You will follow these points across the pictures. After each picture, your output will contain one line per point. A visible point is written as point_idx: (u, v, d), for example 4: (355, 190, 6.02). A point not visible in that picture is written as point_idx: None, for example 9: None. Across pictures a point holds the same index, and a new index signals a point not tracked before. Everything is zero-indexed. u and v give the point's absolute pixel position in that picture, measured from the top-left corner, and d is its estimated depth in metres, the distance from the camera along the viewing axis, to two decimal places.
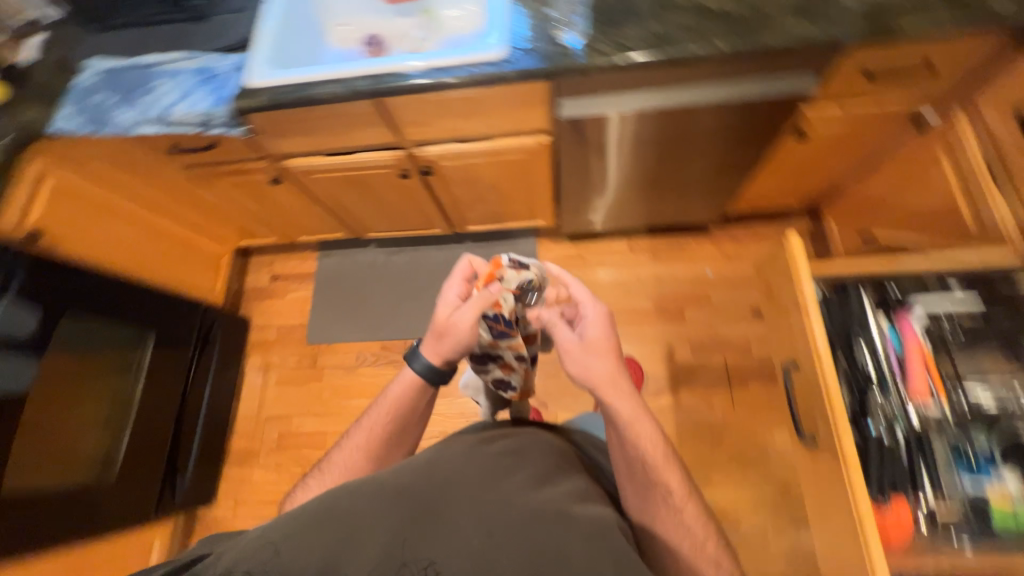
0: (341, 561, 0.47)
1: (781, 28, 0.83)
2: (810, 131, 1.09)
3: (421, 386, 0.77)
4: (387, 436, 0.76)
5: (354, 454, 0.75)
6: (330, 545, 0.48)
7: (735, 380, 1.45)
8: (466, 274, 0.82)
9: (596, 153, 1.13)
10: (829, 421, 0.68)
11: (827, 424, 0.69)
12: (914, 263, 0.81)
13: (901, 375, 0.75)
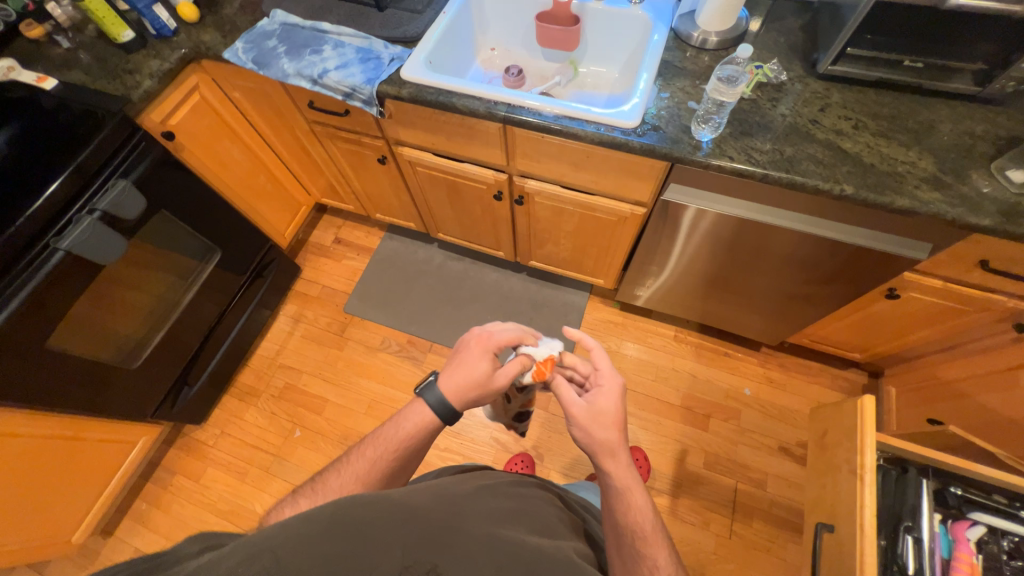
0: (356, 563, 0.45)
1: (913, 192, 0.83)
2: (900, 294, 1.06)
3: (434, 423, 0.70)
4: (389, 468, 0.67)
5: (347, 480, 0.64)
6: (342, 547, 0.45)
7: (740, 510, 1.37)
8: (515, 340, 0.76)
9: (680, 238, 1.15)
10: None
11: None
12: (989, 475, 0.75)
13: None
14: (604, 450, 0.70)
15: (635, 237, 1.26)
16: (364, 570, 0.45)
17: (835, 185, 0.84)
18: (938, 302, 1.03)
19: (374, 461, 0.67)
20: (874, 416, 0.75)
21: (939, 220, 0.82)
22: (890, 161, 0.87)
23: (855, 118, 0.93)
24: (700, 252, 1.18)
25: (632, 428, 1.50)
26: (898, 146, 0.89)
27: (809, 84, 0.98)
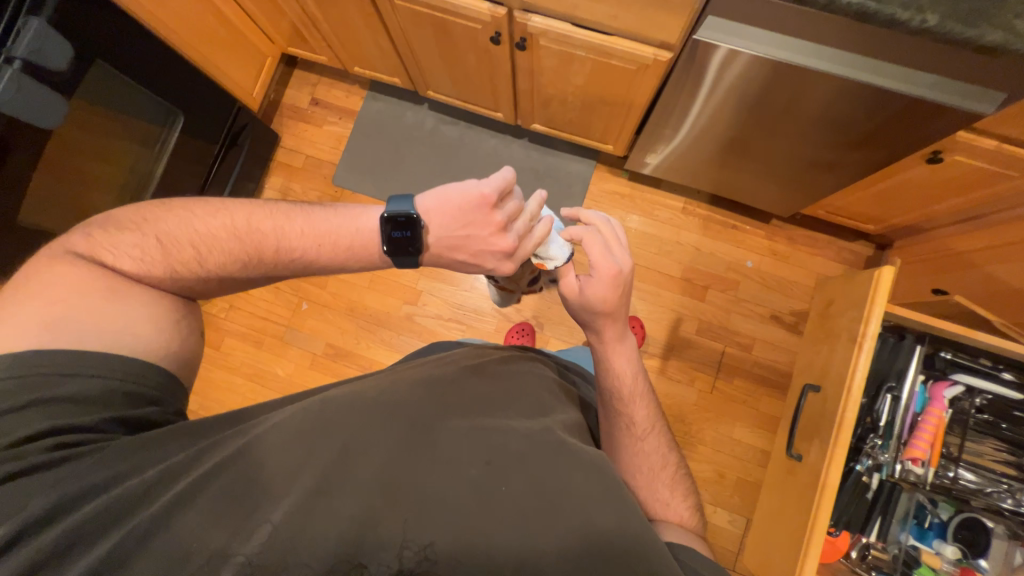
0: (347, 468, 0.51)
1: (1008, 25, 0.67)
2: (944, 158, 0.96)
3: (364, 254, 0.67)
4: (278, 252, 0.64)
5: (227, 245, 0.61)
6: (333, 455, 0.52)
7: (725, 369, 1.48)
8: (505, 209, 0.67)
9: (705, 93, 0.99)
10: (828, 445, 0.79)
11: (825, 447, 0.81)
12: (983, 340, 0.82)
13: (907, 431, 0.88)
14: (602, 323, 0.73)
15: (655, 92, 1.09)
16: (355, 471, 0.51)
17: (915, 16, 0.68)
18: (983, 168, 0.94)
19: (256, 244, 0.62)
20: (887, 288, 0.79)
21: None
22: None
23: None
24: (727, 111, 1.03)
25: (631, 299, 1.53)
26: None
27: None
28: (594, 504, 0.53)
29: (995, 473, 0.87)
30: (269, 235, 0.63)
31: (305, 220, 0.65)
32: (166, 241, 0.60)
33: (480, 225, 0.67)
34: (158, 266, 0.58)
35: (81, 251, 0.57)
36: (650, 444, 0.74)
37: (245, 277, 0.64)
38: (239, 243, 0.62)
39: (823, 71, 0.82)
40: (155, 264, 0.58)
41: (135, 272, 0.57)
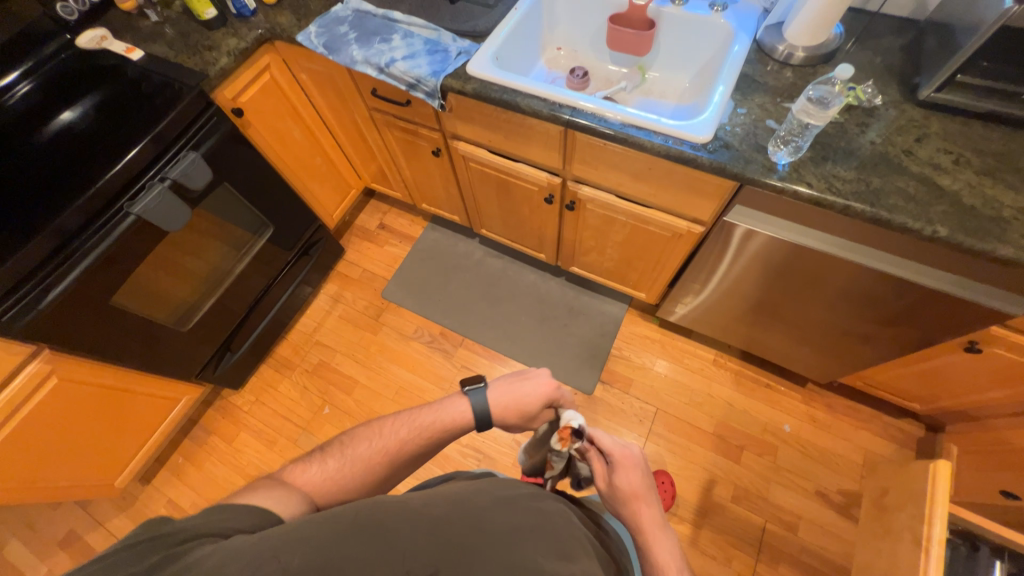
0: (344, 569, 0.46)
1: (1014, 242, 0.74)
2: (982, 349, 0.97)
3: (466, 425, 0.78)
4: (415, 449, 0.74)
5: (376, 452, 0.72)
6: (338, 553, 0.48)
7: (767, 551, 1.30)
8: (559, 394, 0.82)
9: (737, 261, 1.09)
10: None
11: None
12: None
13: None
14: (635, 509, 0.72)
15: (690, 255, 1.20)
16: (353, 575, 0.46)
17: (927, 227, 0.77)
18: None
19: (401, 439, 0.73)
20: (948, 484, 0.74)
21: None
22: (998, 207, 0.78)
23: (957, 153, 0.84)
24: (758, 279, 1.11)
25: (659, 450, 1.45)
26: (1007, 188, 0.80)
27: (905, 111, 0.90)
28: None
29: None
30: (409, 430, 0.74)
31: (433, 412, 0.77)
32: (333, 461, 0.70)
33: (534, 380, 0.81)
34: (338, 480, 0.68)
35: (276, 477, 0.66)
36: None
37: (390, 473, 0.73)
38: (382, 447, 0.72)
39: (853, 259, 0.91)
40: (330, 481, 0.68)
41: (321, 490, 0.66)
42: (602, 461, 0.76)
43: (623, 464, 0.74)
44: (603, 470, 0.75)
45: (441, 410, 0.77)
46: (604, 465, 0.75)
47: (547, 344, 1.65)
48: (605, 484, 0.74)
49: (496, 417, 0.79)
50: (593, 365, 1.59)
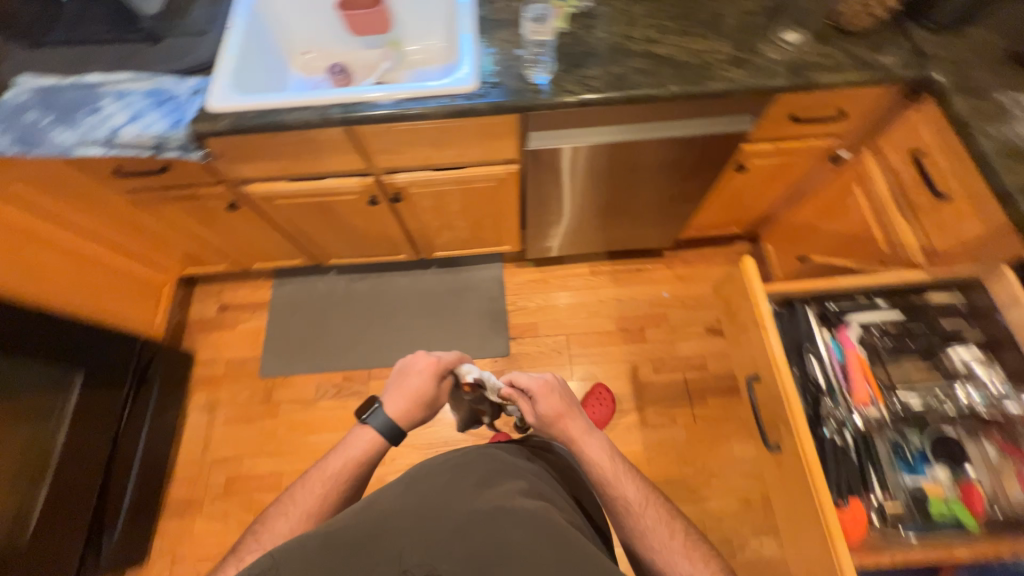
0: None
1: (721, 77, 0.93)
2: (747, 165, 1.21)
3: (380, 446, 0.77)
4: (338, 498, 0.70)
5: (297, 522, 0.67)
6: None
7: (696, 395, 1.53)
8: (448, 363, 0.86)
9: (558, 181, 1.19)
10: (792, 429, 0.75)
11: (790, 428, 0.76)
12: (850, 282, 0.88)
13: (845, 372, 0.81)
14: (563, 428, 0.80)
15: (522, 195, 1.28)
16: None
17: (664, 89, 0.93)
18: (775, 162, 1.20)
19: (319, 497, 0.69)
20: (756, 270, 0.86)
21: (750, 91, 0.94)
22: (702, 54, 0.96)
23: (659, 24, 1.01)
24: (582, 189, 1.23)
25: (585, 367, 1.58)
26: (701, 38, 0.99)
27: (612, 5, 1.04)
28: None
29: (979, 374, 0.77)
30: (323, 483, 0.70)
31: (342, 453, 0.74)
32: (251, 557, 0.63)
33: (415, 366, 0.83)
34: None
35: None
36: (656, 528, 0.74)
37: None
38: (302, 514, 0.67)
39: (633, 138, 1.05)
40: None
41: None
42: (524, 397, 0.84)
43: (541, 395, 0.82)
44: (528, 405, 0.84)
45: (348, 447, 0.76)
46: (530, 403, 0.83)
47: (450, 332, 1.65)
48: (535, 418, 0.83)
49: (406, 424, 0.79)
50: (498, 329, 1.65)
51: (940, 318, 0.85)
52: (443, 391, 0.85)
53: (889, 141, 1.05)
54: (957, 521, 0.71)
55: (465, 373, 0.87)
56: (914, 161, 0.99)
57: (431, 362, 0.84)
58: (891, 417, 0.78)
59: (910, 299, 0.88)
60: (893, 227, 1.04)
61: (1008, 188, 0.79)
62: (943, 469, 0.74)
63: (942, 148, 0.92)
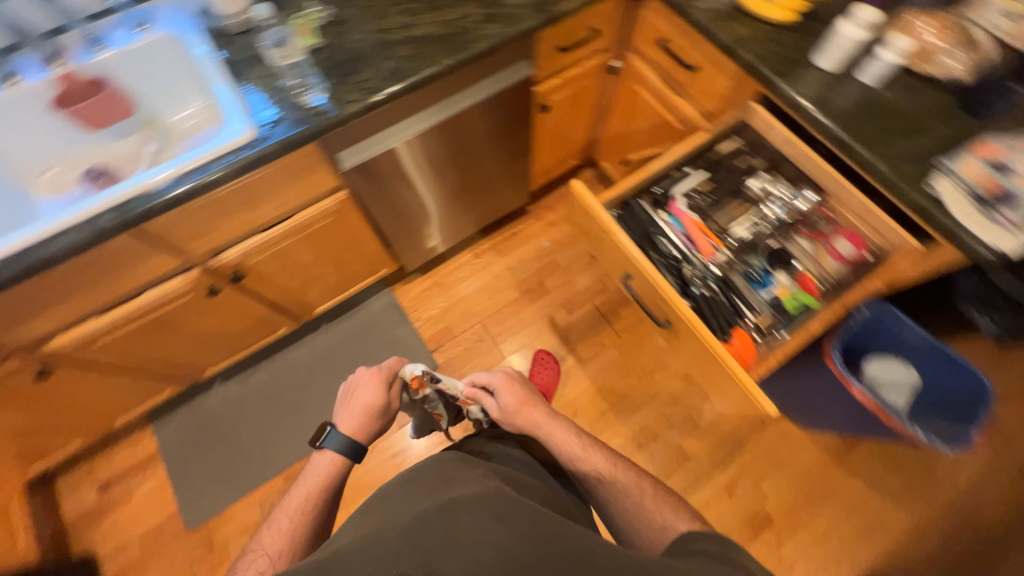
0: None
1: (483, 36, 0.98)
2: (549, 103, 1.31)
3: (342, 464, 0.83)
4: (310, 523, 0.76)
5: (276, 553, 0.72)
6: None
7: (609, 314, 1.67)
8: (392, 369, 0.91)
9: (392, 188, 1.18)
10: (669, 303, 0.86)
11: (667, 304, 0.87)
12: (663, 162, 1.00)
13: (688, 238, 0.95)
14: (526, 416, 0.90)
15: (366, 216, 1.24)
16: None
17: (437, 66, 0.95)
18: (568, 92, 1.31)
19: (293, 525, 0.75)
20: (586, 190, 0.92)
21: (513, 40, 1.01)
22: (454, 22, 1.00)
23: (405, 8, 1.02)
24: (419, 186, 1.23)
25: (510, 341, 1.63)
26: (447, 8, 1.02)
27: (356, 5, 1.03)
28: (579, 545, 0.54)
29: (771, 190, 0.98)
30: (295, 512, 0.77)
31: (307, 482, 0.81)
32: None
33: (363, 382, 0.90)
34: None
35: None
36: (625, 492, 0.80)
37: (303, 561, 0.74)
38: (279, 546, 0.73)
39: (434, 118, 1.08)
40: None
41: None
42: (486, 395, 0.95)
43: (502, 389, 0.93)
44: (491, 402, 0.94)
45: (317, 468, 0.83)
46: (493, 400, 0.94)
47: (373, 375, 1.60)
48: (498, 411, 0.93)
49: (365, 437, 0.86)
50: (416, 349, 1.61)
51: (734, 160, 1.03)
52: (396, 395, 0.91)
53: (641, 40, 1.21)
54: (806, 306, 0.88)
55: (410, 372, 0.91)
56: (664, 49, 1.15)
57: (379, 374, 0.90)
58: (735, 256, 0.93)
59: (708, 156, 1.04)
60: (675, 107, 1.22)
61: (726, 43, 0.97)
62: (781, 272, 0.92)
63: (675, 31, 1.09)
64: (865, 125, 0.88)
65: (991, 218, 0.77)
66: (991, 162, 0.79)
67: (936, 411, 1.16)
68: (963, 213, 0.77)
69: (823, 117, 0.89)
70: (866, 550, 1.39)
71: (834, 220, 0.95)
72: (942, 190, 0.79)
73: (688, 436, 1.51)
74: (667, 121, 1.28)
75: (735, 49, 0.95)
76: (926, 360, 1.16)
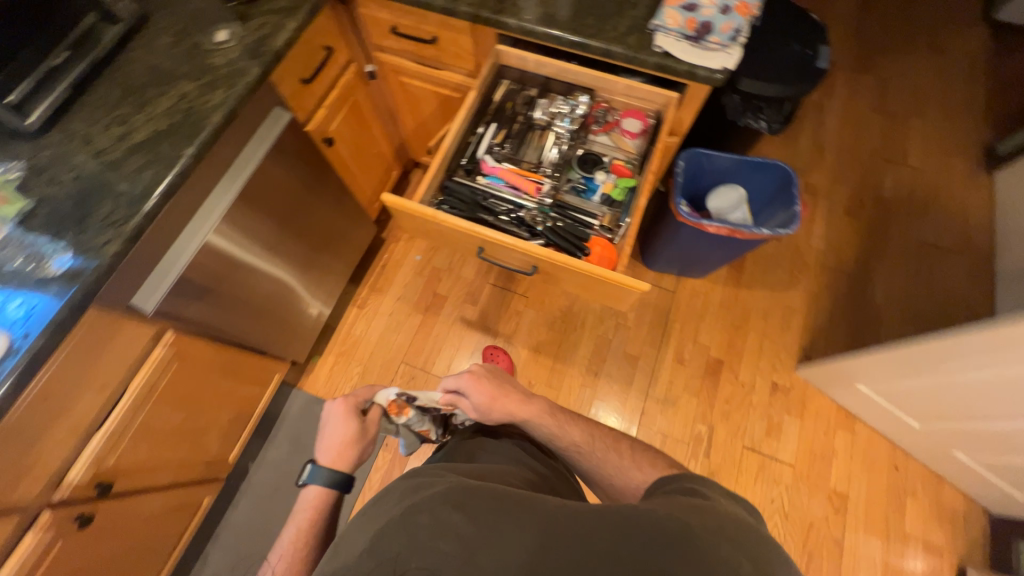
0: None
1: (212, 108, 0.89)
2: (330, 134, 1.25)
3: (327, 496, 0.85)
4: (302, 560, 0.79)
5: None
6: None
7: (509, 283, 1.71)
8: (364, 395, 0.93)
9: (223, 298, 1.05)
10: (526, 252, 0.87)
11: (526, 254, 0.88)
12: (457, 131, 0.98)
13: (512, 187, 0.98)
14: (504, 409, 0.91)
15: (217, 339, 1.11)
16: None
17: (182, 159, 0.85)
18: (342, 114, 1.27)
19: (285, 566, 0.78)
20: (398, 198, 0.88)
21: (248, 96, 0.93)
22: (174, 107, 0.89)
23: (110, 117, 0.89)
24: (253, 278, 1.12)
25: (439, 360, 1.60)
26: (158, 95, 0.91)
27: (48, 144, 0.87)
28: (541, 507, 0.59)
29: (554, 110, 1.05)
30: (286, 551, 0.79)
31: (294, 519, 0.83)
32: None
33: (333, 415, 0.89)
34: None
35: None
36: (606, 457, 0.86)
37: None
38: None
39: (220, 209, 0.94)
40: None
41: None
42: (461, 399, 0.94)
43: (474, 388, 0.92)
44: (467, 404, 0.94)
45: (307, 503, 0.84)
46: (468, 402, 0.93)
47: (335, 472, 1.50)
48: (474, 411, 0.93)
49: (346, 465, 0.87)
50: None
51: (512, 101, 1.08)
52: (371, 420, 0.92)
53: (376, 35, 1.19)
54: (630, 189, 0.97)
55: (385, 398, 0.93)
56: (399, 34, 1.15)
57: (348, 406, 0.90)
58: (558, 179, 0.98)
59: (490, 108, 1.07)
60: (443, 79, 1.24)
61: (444, 7, 1.00)
62: (599, 171, 0.99)
63: (398, 14, 1.09)
64: (587, 21, 0.96)
65: (703, 48, 0.90)
66: (681, 6, 0.90)
67: (771, 206, 1.37)
68: (685, 52, 0.90)
69: (554, 29, 0.96)
70: (794, 336, 1.63)
71: (615, 108, 1.06)
72: (662, 44, 0.91)
73: (626, 339, 1.63)
74: (446, 93, 1.30)
75: (454, 8, 1.00)
76: (747, 172, 1.37)
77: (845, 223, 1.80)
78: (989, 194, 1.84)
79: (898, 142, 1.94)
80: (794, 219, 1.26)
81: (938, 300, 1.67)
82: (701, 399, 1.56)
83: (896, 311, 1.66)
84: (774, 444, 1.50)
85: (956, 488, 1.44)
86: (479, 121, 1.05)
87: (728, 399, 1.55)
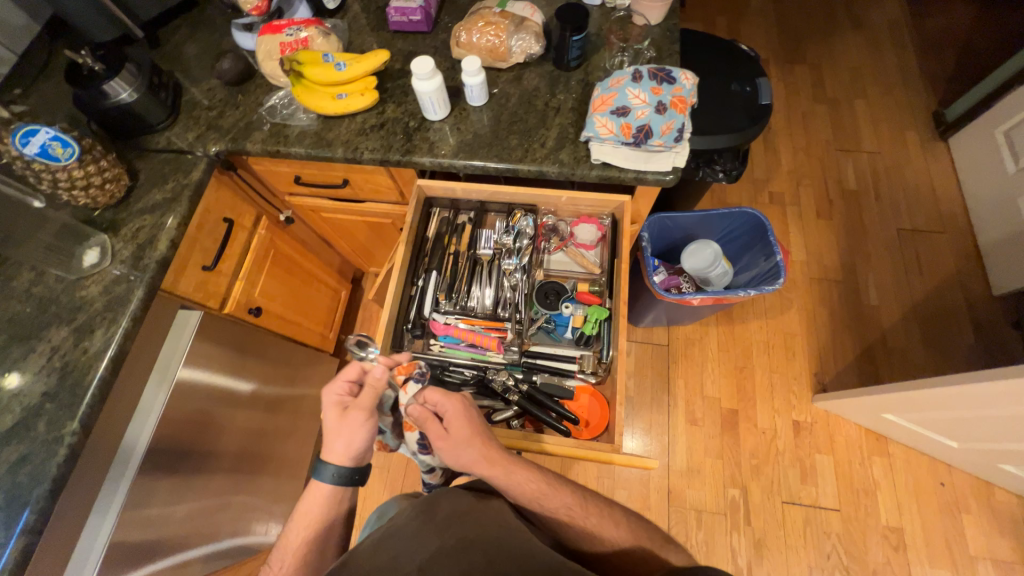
0: None
1: (94, 357, 0.74)
2: (257, 300, 1.10)
3: (338, 494, 0.67)
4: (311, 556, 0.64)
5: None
6: None
7: None
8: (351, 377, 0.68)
9: (170, 549, 0.88)
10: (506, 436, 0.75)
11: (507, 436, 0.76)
12: (393, 297, 0.84)
13: (472, 345, 0.86)
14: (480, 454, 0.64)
15: None
16: None
17: (66, 439, 0.70)
18: (265, 273, 1.11)
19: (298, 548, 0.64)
20: None
21: (136, 324, 0.78)
22: (47, 367, 0.74)
23: None
24: (204, 500, 0.96)
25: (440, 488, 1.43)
26: (18, 376, 0.74)
27: None
28: (554, 572, 0.46)
29: (498, 238, 0.92)
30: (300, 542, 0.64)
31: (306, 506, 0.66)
32: None
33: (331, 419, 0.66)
34: None
35: None
36: (601, 525, 0.63)
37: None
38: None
39: (120, 487, 0.78)
40: None
41: None
42: (435, 422, 0.66)
43: (450, 414, 0.66)
44: (433, 433, 0.65)
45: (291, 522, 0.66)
46: (437, 430, 0.65)
47: None
48: (441, 445, 0.65)
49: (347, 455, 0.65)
50: None
51: (451, 233, 0.94)
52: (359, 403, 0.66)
53: (282, 184, 1.05)
54: (606, 318, 0.85)
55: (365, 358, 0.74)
56: (308, 181, 1.02)
57: (338, 388, 0.67)
58: (521, 322, 0.87)
59: (428, 249, 0.93)
60: (370, 210, 1.11)
61: (346, 157, 0.87)
62: (565, 303, 0.88)
63: (301, 166, 0.96)
64: (511, 140, 0.85)
65: (646, 151, 0.80)
66: (611, 110, 0.79)
67: (749, 249, 1.29)
68: (627, 160, 0.79)
69: (476, 159, 0.84)
70: (801, 363, 1.54)
71: (563, 219, 0.95)
72: (600, 156, 0.79)
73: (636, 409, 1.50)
74: (377, 220, 1.16)
75: (357, 157, 0.87)
76: (713, 220, 1.28)
77: (820, 227, 1.72)
78: (949, 161, 1.80)
79: (849, 129, 1.88)
80: (779, 269, 1.17)
81: (932, 288, 1.61)
82: (726, 459, 1.44)
83: (895, 310, 1.59)
84: (814, 491, 1.39)
85: (1007, 492, 1.35)
86: (418, 271, 0.91)
87: (754, 451, 1.44)
